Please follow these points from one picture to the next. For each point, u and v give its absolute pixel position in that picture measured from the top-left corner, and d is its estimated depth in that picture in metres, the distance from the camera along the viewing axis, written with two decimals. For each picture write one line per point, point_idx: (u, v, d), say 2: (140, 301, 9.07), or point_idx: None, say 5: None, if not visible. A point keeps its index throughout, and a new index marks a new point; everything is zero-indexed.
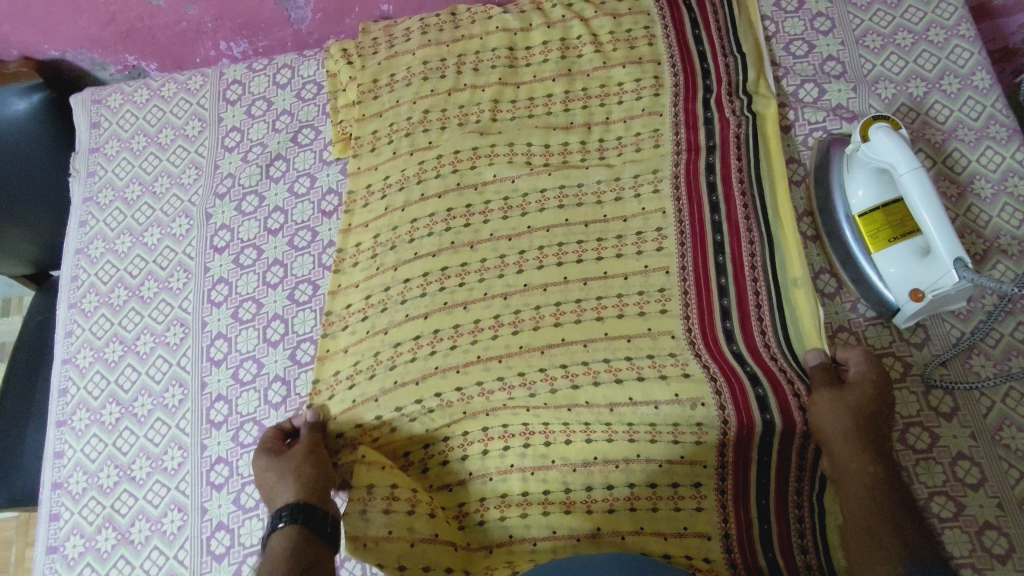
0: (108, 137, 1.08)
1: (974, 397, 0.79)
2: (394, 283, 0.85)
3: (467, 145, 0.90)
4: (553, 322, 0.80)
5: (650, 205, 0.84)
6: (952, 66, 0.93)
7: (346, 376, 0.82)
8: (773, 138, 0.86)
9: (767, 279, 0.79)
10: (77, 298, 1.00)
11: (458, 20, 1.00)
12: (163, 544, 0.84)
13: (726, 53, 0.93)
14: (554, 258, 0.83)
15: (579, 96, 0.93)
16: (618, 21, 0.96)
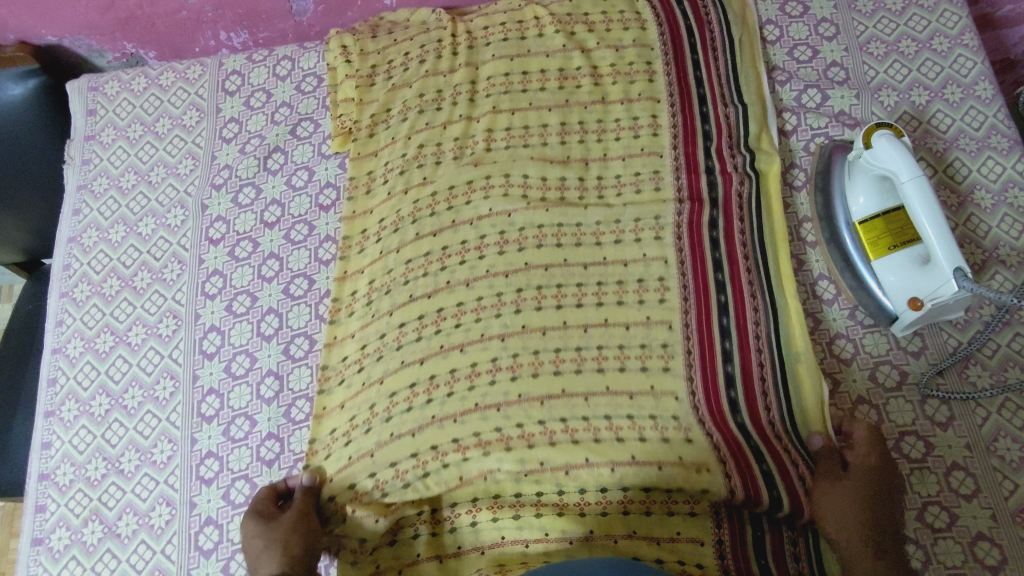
0: (104, 125, 1.06)
1: (969, 407, 0.79)
2: (390, 328, 0.83)
3: (462, 179, 0.90)
4: (553, 370, 0.78)
5: (652, 252, 0.83)
6: (955, 75, 0.93)
7: (343, 433, 0.80)
8: (775, 193, 0.86)
9: (771, 345, 0.78)
10: (68, 287, 0.98)
11: (458, 44, 0.99)
12: (151, 538, 0.83)
13: (727, 102, 0.93)
14: (554, 301, 0.82)
15: (575, 130, 0.92)
16: (621, 54, 0.96)
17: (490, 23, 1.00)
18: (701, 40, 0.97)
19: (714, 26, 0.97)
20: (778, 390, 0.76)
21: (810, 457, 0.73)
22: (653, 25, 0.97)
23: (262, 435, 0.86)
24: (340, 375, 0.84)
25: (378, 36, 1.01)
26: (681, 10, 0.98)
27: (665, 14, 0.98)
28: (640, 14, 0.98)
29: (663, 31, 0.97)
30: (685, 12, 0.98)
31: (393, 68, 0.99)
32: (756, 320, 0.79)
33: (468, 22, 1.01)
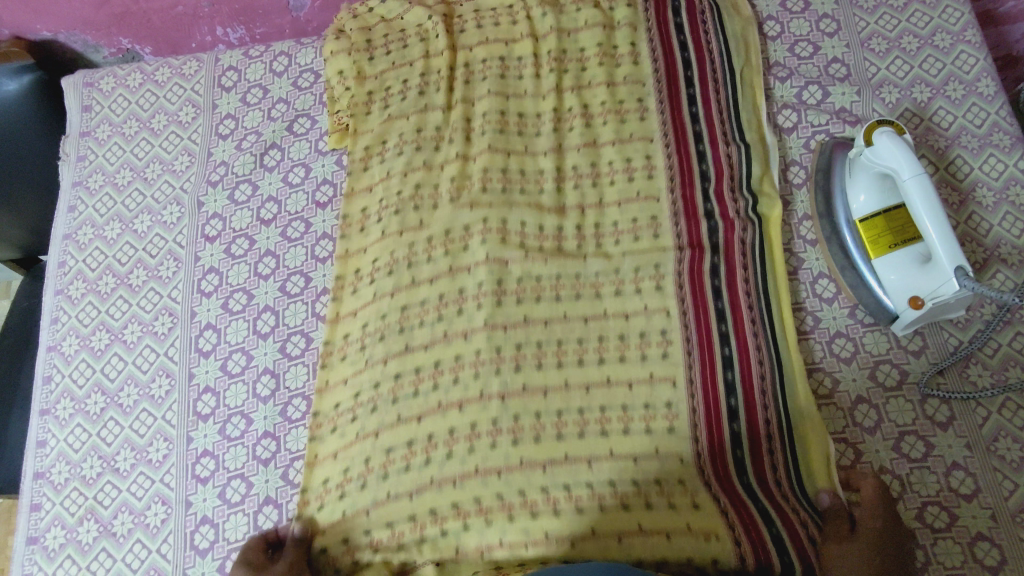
0: (99, 121, 1.06)
1: (970, 406, 0.78)
2: (386, 379, 0.81)
3: (459, 224, 0.88)
4: (554, 434, 0.77)
5: (653, 303, 0.82)
6: (957, 72, 0.92)
7: (337, 485, 0.79)
8: (775, 239, 0.85)
9: (776, 401, 0.76)
10: (63, 285, 0.98)
11: (455, 78, 0.97)
12: (146, 537, 0.83)
13: (729, 140, 0.90)
14: (555, 358, 0.80)
15: (571, 176, 0.90)
16: (613, 91, 0.94)
17: (488, 54, 0.97)
18: (700, 72, 0.94)
19: (714, 56, 0.94)
20: (786, 448, 0.75)
21: (819, 516, 0.71)
22: (648, 60, 0.95)
23: (258, 434, 0.85)
24: (338, 388, 0.83)
25: (376, 57, 0.98)
26: (680, 39, 0.96)
27: (661, 46, 0.95)
28: (637, 47, 0.96)
29: (658, 66, 0.94)
30: (684, 42, 0.96)
31: (389, 98, 0.97)
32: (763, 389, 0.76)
33: (467, 50, 0.98)
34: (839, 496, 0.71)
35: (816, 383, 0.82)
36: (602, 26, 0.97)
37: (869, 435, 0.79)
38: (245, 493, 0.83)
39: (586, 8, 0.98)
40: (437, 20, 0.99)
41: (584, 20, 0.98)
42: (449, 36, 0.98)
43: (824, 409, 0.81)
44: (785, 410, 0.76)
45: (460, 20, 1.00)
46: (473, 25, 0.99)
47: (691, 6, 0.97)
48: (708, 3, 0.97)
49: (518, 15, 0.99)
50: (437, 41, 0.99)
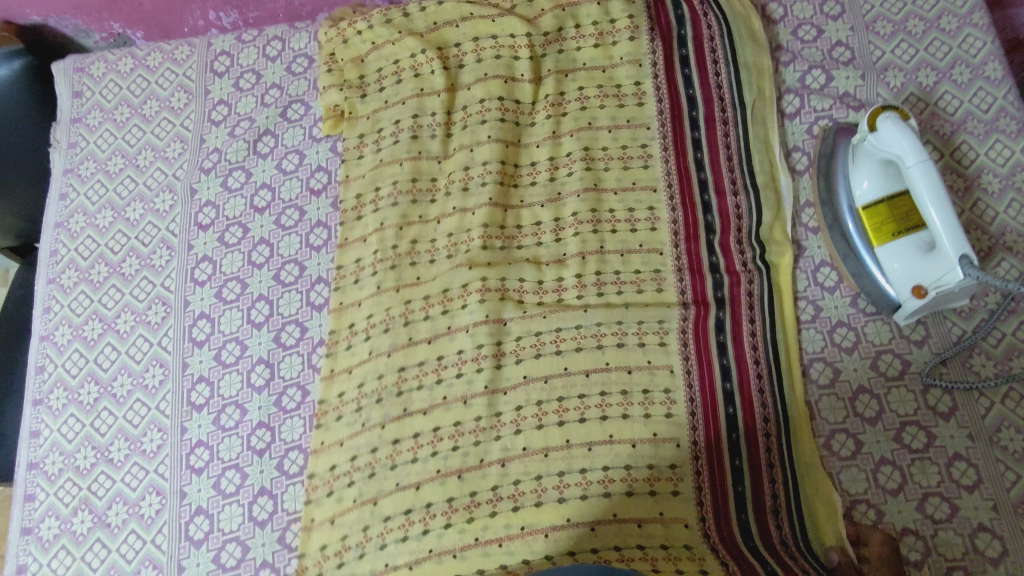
0: (90, 107, 1.04)
1: (973, 396, 0.77)
2: (383, 444, 0.80)
3: (456, 282, 0.84)
4: (556, 496, 0.76)
5: (657, 359, 0.80)
6: (963, 55, 0.90)
7: (354, 407, 0.82)
8: (786, 294, 0.82)
9: (782, 460, 0.76)
10: (55, 274, 0.97)
11: (451, 123, 0.93)
12: (141, 528, 0.83)
13: (737, 189, 0.87)
14: (555, 417, 0.78)
15: (570, 224, 0.86)
16: (615, 134, 0.90)
17: (487, 95, 0.92)
18: (707, 113, 0.90)
19: (722, 94, 0.90)
20: (790, 510, 0.75)
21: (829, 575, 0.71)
22: (652, 100, 0.91)
23: (253, 424, 0.85)
24: (337, 412, 0.82)
25: (368, 95, 0.95)
26: (684, 75, 0.91)
27: (666, 84, 0.91)
28: (641, 86, 0.91)
29: (662, 106, 0.90)
30: (688, 80, 0.91)
31: (382, 140, 0.93)
32: (765, 416, 0.77)
33: (465, 90, 0.94)
34: (849, 555, 0.71)
35: (816, 372, 0.81)
36: (602, 68, 0.93)
37: (870, 425, 0.78)
38: (240, 483, 0.82)
39: (587, 46, 0.93)
40: (431, 54, 0.94)
41: (585, 59, 0.93)
42: (446, 73, 0.94)
43: (825, 399, 0.80)
44: (791, 470, 0.75)
45: (457, 54, 0.95)
46: (472, 58, 0.95)
47: (696, 39, 0.92)
48: (715, 35, 0.92)
49: (519, 51, 0.93)
50: (434, 78, 0.94)
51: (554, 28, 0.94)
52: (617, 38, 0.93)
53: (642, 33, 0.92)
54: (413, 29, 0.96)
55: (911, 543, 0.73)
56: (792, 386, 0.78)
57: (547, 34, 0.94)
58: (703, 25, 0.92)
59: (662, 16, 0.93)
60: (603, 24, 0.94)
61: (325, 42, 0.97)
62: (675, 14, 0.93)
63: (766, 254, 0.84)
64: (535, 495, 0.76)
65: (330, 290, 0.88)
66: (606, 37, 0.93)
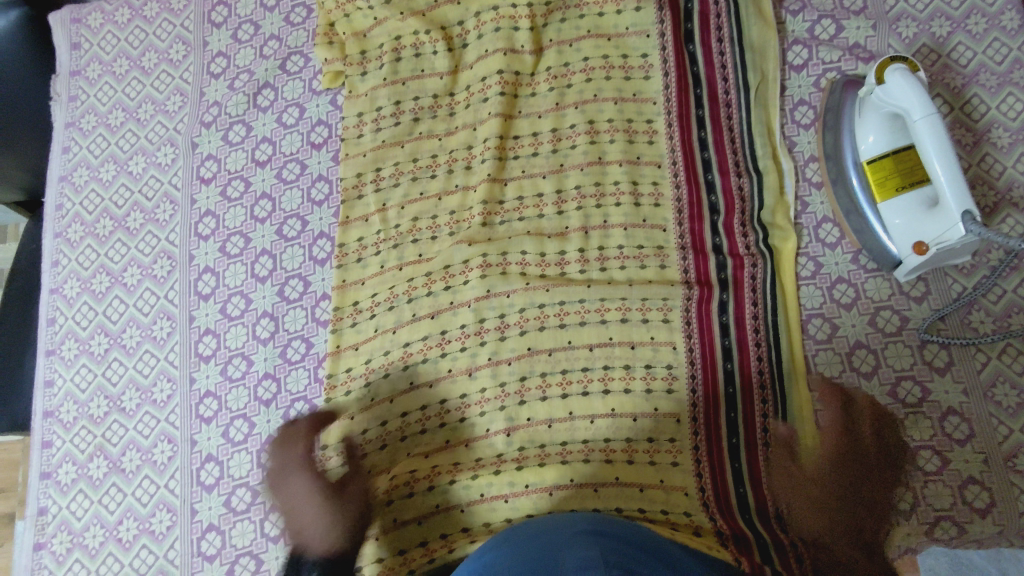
0: (89, 59, 1.03)
1: (969, 352, 0.78)
2: (393, 417, 0.82)
3: (458, 258, 0.85)
4: (559, 460, 0.78)
5: (660, 336, 0.80)
6: (979, 4, 0.87)
7: (361, 376, 0.84)
8: (787, 278, 0.82)
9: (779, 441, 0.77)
10: (62, 228, 0.98)
11: (455, 104, 0.91)
12: (154, 473, 0.86)
13: (741, 170, 0.86)
14: (558, 389, 0.80)
15: (572, 197, 0.86)
16: (621, 107, 0.88)
17: (488, 72, 0.90)
18: (712, 94, 0.88)
19: (727, 74, 0.88)
20: None
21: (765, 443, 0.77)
22: (658, 74, 0.89)
23: (259, 375, 0.87)
24: (345, 388, 0.83)
25: (368, 73, 0.93)
26: (689, 51, 0.89)
27: (672, 58, 0.88)
28: (648, 58, 0.89)
29: (669, 81, 0.88)
30: (695, 56, 0.89)
31: (382, 120, 0.91)
32: (762, 384, 0.79)
33: (469, 71, 0.92)
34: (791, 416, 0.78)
35: (814, 328, 0.82)
36: (607, 36, 0.90)
37: (865, 380, 0.79)
38: (249, 432, 0.85)
39: (589, 15, 0.91)
40: (434, 35, 0.92)
41: (587, 27, 0.90)
42: (451, 54, 0.92)
43: (821, 353, 0.81)
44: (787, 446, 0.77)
45: (460, 33, 0.93)
46: (474, 36, 0.92)
47: (703, 13, 0.89)
48: (723, 11, 0.88)
49: (519, 21, 0.90)
50: (436, 60, 0.92)
51: None
52: (619, 8, 0.90)
53: (649, 3, 0.89)
54: (413, 8, 0.93)
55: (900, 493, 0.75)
56: (791, 365, 0.79)
57: (549, 3, 0.91)
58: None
59: None
60: None
61: (325, 14, 0.95)
62: None
63: (770, 218, 0.84)
64: (539, 458, 0.78)
65: (334, 246, 0.89)
66: (608, 7, 0.90)
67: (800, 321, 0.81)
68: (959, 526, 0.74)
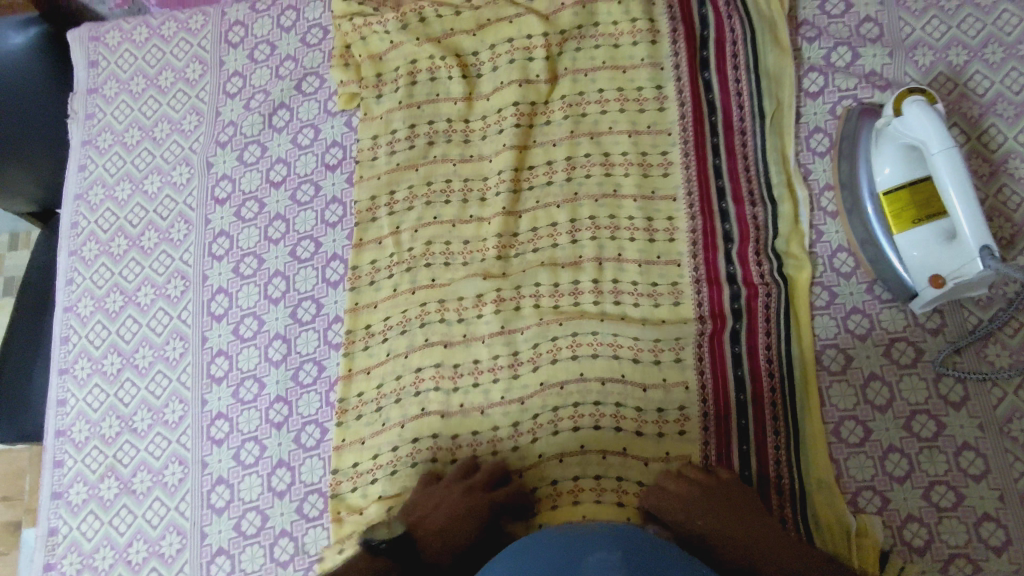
0: (106, 77, 1.04)
1: (985, 387, 0.77)
2: (403, 443, 0.82)
3: (472, 291, 0.85)
4: (570, 500, 0.79)
5: (673, 376, 0.80)
6: (997, 33, 0.87)
7: (372, 401, 0.83)
8: (801, 313, 0.82)
9: (792, 472, 0.77)
10: (77, 246, 0.98)
11: (470, 131, 0.92)
12: (165, 495, 0.86)
13: (757, 200, 0.85)
14: (570, 422, 0.80)
15: (586, 225, 0.86)
16: (635, 138, 0.88)
17: (504, 103, 0.91)
18: (727, 122, 0.88)
19: (742, 102, 0.88)
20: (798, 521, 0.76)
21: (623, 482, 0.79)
22: (673, 104, 0.88)
23: (271, 398, 0.87)
24: (357, 412, 0.83)
25: (384, 96, 0.93)
26: (705, 79, 0.89)
27: (688, 87, 0.89)
28: (662, 89, 0.89)
29: (684, 111, 0.88)
30: (710, 85, 0.89)
31: (396, 143, 0.91)
32: (775, 415, 0.79)
33: (484, 99, 0.92)
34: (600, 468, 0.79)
35: (829, 359, 0.81)
36: (622, 66, 0.90)
37: (879, 413, 0.79)
38: (260, 455, 0.85)
39: (605, 44, 0.91)
40: (449, 62, 0.92)
41: (602, 57, 0.90)
42: (466, 81, 0.92)
43: (835, 385, 0.80)
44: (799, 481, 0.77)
45: (475, 62, 0.93)
46: (489, 66, 0.93)
47: (719, 40, 0.89)
48: (738, 38, 0.88)
49: (534, 51, 0.91)
50: (451, 85, 0.93)
51: (573, 25, 0.91)
52: (634, 38, 0.90)
53: (663, 39, 0.90)
54: (429, 34, 0.93)
55: (914, 529, 0.75)
56: (804, 398, 0.79)
57: (563, 32, 0.91)
58: (726, 27, 0.89)
59: (685, 16, 0.90)
60: (622, 22, 0.90)
61: (341, 36, 0.95)
62: (698, 13, 0.90)
63: (784, 247, 0.84)
64: (551, 498, 0.79)
65: (346, 269, 0.89)
66: (623, 37, 0.90)
67: (814, 352, 0.81)
68: (975, 564, 0.73)
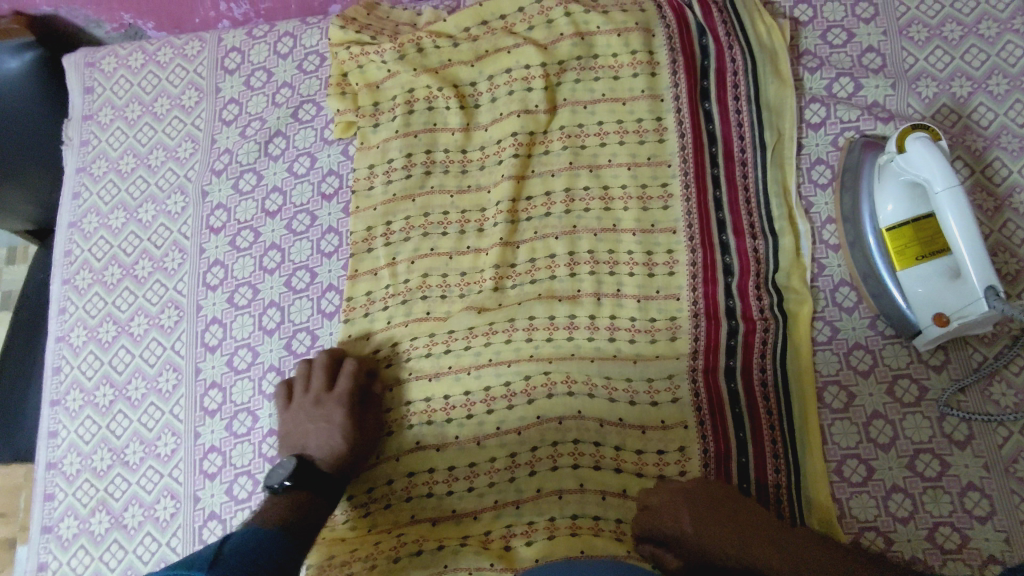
0: (102, 104, 1.03)
1: (990, 427, 0.76)
2: (398, 476, 0.82)
3: (463, 324, 0.84)
4: (569, 533, 0.76)
5: (670, 416, 0.79)
6: (1002, 64, 0.86)
7: None
8: (805, 346, 0.80)
9: (793, 511, 0.76)
10: (70, 274, 0.97)
11: (468, 161, 0.91)
12: (156, 530, 0.84)
13: (757, 233, 0.84)
14: (569, 459, 0.79)
15: (585, 259, 0.85)
16: (635, 172, 0.87)
17: (504, 135, 0.90)
18: (726, 153, 0.87)
19: (743, 132, 0.87)
20: None
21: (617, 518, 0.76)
22: (673, 135, 0.87)
23: (265, 432, 0.85)
24: None
25: (380, 125, 0.92)
26: (705, 109, 0.88)
27: (688, 118, 0.88)
28: (663, 121, 0.88)
29: (684, 142, 0.87)
30: (711, 115, 0.88)
31: (393, 172, 0.90)
32: (776, 454, 0.77)
33: (482, 131, 0.91)
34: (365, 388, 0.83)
35: (831, 397, 0.80)
36: (622, 99, 0.89)
37: (882, 451, 0.77)
38: (252, 490, 0.83)
39: (605, 77, 0.90)
40: (447, 91, 0.91)
41: (602, 90, 0.90)
42: (464, 112, 0.91)
43: (838, 423, 0.79)
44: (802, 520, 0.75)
45: (473, 93, 0.93)
46: (487, 98, 0.92)
47: (719, 71, 0.89)
48: (739, 69, 0.88)
49: (533, 81, 0.90)
50: (449, 115, 0.92)
51: (571, 56, 0.90)
52: (634, 71, 0.89)
53: (664, 69, 0.89)
54: (427, 65, 0.93)
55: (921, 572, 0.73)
56: (805, 435, 0.78)
57: (562, 63, 0.90)
58: (727, 57, 0.89)
59: (685, 47, 0.89)
60: (622, 54, 0.90)
61: (338, 64, 0.95)
62: (699, 44, 0.90)
63: (786, 281, 0.83)
64: (548, 531, 0.77)
65: (342, 300, 0.88)
66: (623, 69, 0.90)
67: (815, 389, 0.79)
68: None
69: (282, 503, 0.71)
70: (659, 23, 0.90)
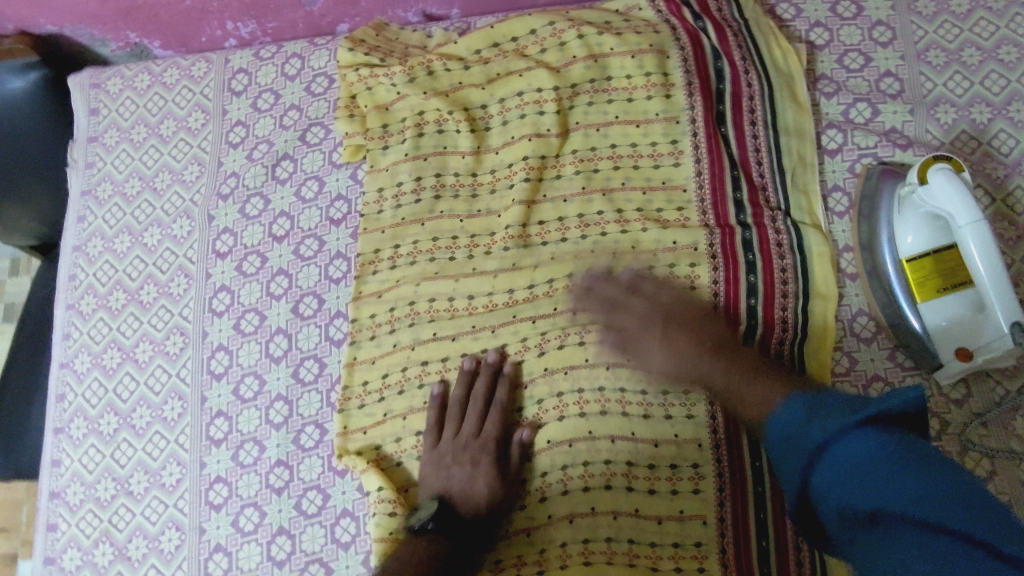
0: (106, 125, 1.02)
1: (1013, 462, 0.74)
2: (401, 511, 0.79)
3: (476, 347, 0.83)
4: (581, 561, 0.75)
5: (685, 433, 0.77)
6: (1021, 90, 0.84)
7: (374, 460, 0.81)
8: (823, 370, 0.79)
9: (809, 541, 0.74)
10: (74, 299, 0.96)
11: (479, 185, 0.89)
12: (161, 562, 0.83)
13: (784, 252, 0.82)
14: (580, 481, 0.77)
15: (602, 279, 0.83)
16: (650, 196, 0.86)
17: (516, 158, 0.88)
18: (747, 175, 0.85)
19: (761, 158, 0.86)
20: None
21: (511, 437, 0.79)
22: (690, 159, 0.86)
23: (271, 462, 0.84)
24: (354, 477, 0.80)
25: (390, 147, 0.91)
26: (723, 133, 0.87)
27: (706, 143, 0.86)
28: (679, 144, 0.86)
29: (701, 168, 0.85)
30: (729, 140, 0.86)
31: (402, 196, 0.89)
32: None
33: (493, 154, 0.90)
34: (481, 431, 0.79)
35: None
36: (636, 122, 0.88)
37: None
38: (259, 522, 0.82)
39: (618, 100, 0.88)
40: (458, 115, 0.90)
41: (615, 112, 0.88)
42: (474, 135, 0.90)
43: None
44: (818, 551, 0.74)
45: (484, 116, 0.91)
46: (499, 121, 0.91)
47: (735, 95, 0.88)
48: (756, 94, 0.87)
49: (545, 105, 0.89)
50: (460, 138, 0.90)
51: (584, 79, 0.89)
52: (648, 93, 0.88)
53: (679, 91, 0.87)
54: (437, 88, 0.92)
55: None
56: None
57: (574, 86, 0.89)
58: (743, 81, 0.88)
59: (700, 70, 0.88)
60: (636, 77, 0.88)
61: (347, 86, 0.94)
62: (713, 67, 0.88)
63: (808, 304, 0.80)
64: (562, 560, 0.75)
65: (349, 326, 0.87)
66: (637, 92, 0.88)
67: None
68: None
69: (421, 551, 0.72)
70: (673, 45, 0.89)
